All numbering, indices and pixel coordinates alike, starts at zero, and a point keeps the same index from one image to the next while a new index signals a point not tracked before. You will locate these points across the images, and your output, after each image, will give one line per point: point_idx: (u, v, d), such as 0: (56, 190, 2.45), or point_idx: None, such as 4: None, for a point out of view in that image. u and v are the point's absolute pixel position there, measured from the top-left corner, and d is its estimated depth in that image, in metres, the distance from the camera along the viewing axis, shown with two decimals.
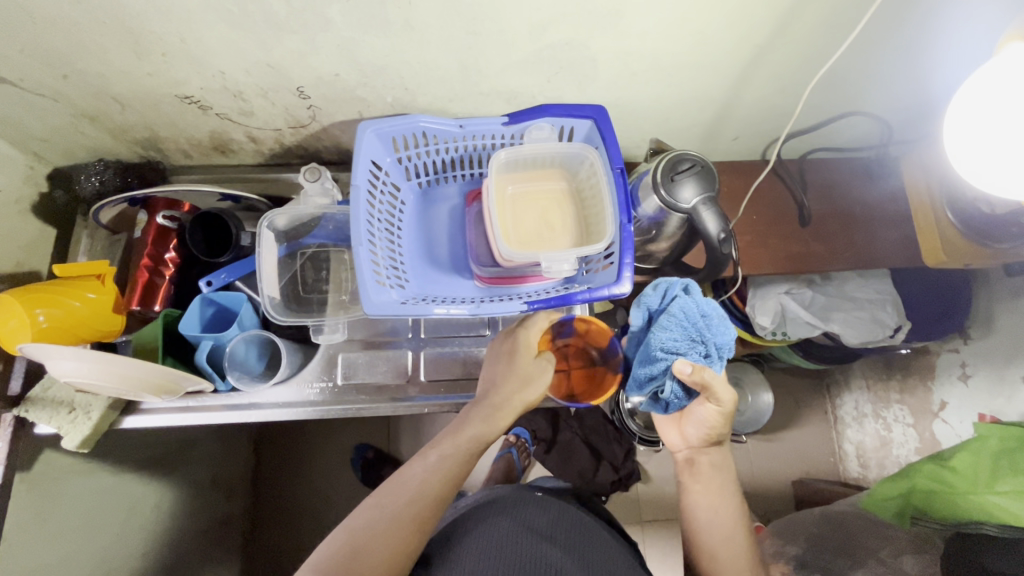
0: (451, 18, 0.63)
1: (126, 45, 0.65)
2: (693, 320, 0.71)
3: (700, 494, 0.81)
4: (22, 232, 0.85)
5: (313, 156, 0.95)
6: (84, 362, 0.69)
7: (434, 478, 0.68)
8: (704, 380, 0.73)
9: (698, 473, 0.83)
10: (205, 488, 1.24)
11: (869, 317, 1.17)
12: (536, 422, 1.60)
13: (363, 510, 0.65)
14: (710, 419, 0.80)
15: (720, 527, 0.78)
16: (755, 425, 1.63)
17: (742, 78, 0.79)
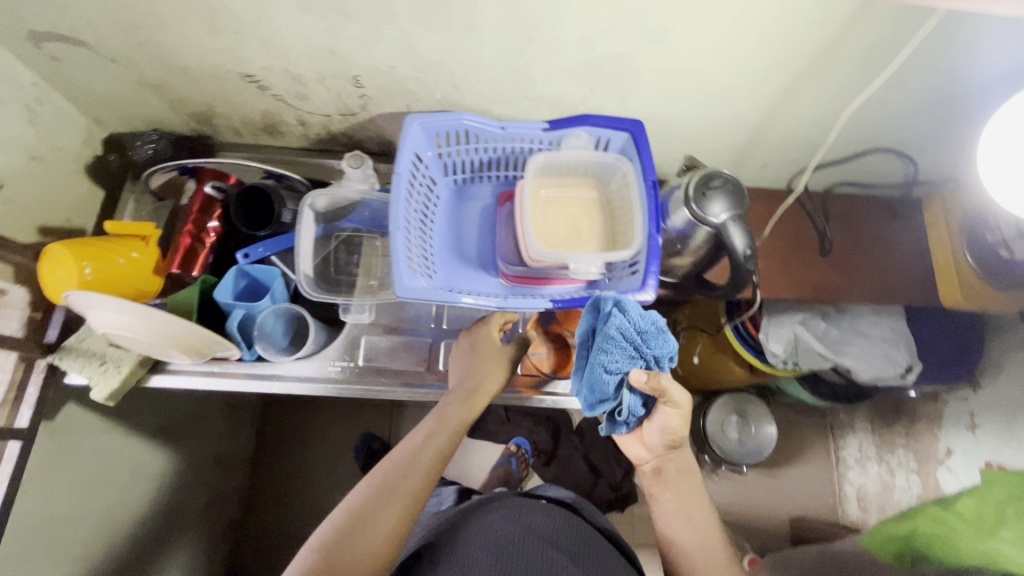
0: (510, 21, 0.67)
1: (202, 19, 0.69)
2: (631, 336, 0.69)
3: (673, 502, 0.84)
4: (73, 190, 0.89)
5: (356, 145, 0.98)
6: (125, 313, 0.73)
7: (423, 462, 0.75)
8: (662, 386, 0.72)
9: (667, 482, 0.85)
10: (207, 465, 1.25)
11: (881, 353, 1.17)
12: (537, 434, 1.64)
13: (361, 492, 0.72)
14: (670, 429, 0.80)
15: (692, 532, 0.82)
16: (756, 458, 1.62)
17: (777, 105, 0.82)
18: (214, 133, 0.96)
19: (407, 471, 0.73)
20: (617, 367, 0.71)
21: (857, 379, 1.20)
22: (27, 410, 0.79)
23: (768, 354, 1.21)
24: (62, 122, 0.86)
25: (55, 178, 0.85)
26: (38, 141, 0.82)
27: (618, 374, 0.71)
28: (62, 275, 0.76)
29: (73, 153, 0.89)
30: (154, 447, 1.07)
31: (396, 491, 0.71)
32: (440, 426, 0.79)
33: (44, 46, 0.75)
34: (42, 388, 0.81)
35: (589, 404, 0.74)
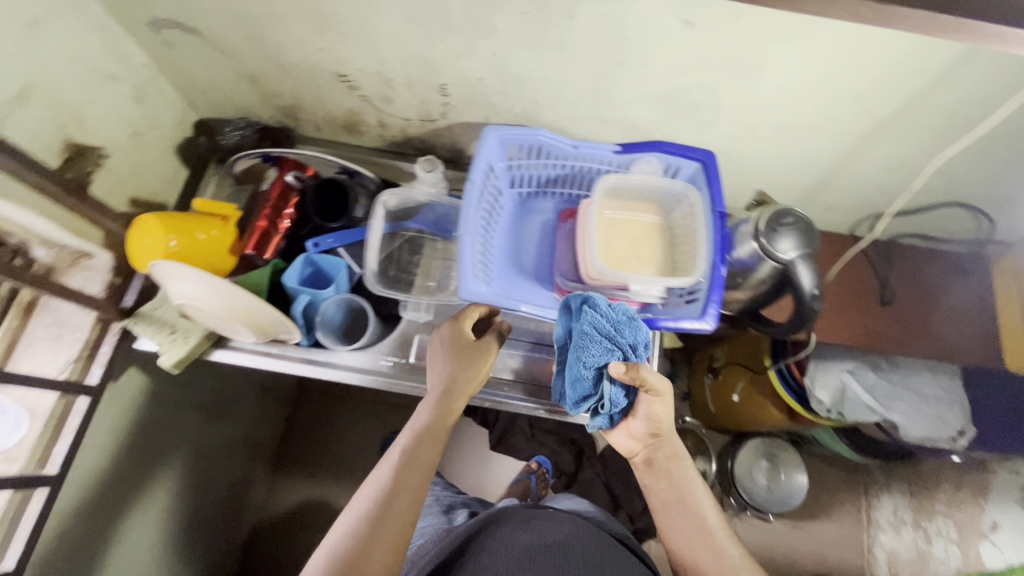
0: (603, 45, 0.69)
1: (312, 20, 0.73)
2: (604, 328, 0.72)
3: (669, 493, 0.78)
4: (163, 166, 0.94)
5: (427, 150, 1.02)
6: (206, 288, 0.77)
7: (409, 483, 0.67)
8: (642, 376, 0.71)
9: (659, 473, 0.80)
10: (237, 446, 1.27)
11: None
12: (561, 455, 1.62)
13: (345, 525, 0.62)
14: (653, 413, 0.76)
15: (688, 521, 0.76)
16: (783, 508, 1.58)
17: (854, 149, 0.82)
18: (295, 125, 1.00)
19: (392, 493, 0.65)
20: (596, 360, 0.72)
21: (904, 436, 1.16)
22: (98, 368, 0.83)
23: (813, 401, 1.18)
24: (162, 102, 0.91)
25: (149, 154, 0.90)
26: (140, 119, 0.87)
27: (598, 368, 0.73)
28: (146, 245, 0.80)
29: (166, 133, 0.94)
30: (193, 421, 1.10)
31: (385, 521, 0.62)
32: (418, 439, 0.71)
33: (161, 32, 0.80)
34: (113, 349, 0.86)
35: (573, 402, 0.76)
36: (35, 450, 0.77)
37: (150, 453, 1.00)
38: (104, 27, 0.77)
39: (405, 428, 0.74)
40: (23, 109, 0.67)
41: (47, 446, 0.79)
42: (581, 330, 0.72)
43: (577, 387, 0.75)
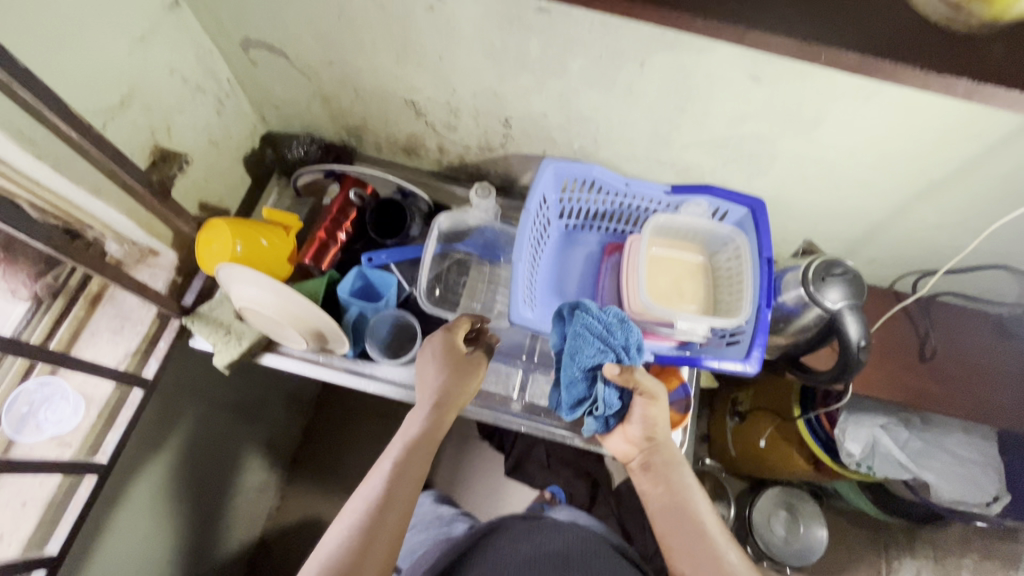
0: (670, 92, 0.73)
1: (394, 51, 0.78)
2: (597, 330, 0.78)
3: (663, 495, 0.77)
4: (231, 174, 0.99)
5: (480, 177, 1.05)
6: (266, 292, 0.80)
7: (400, 500, 0.64)
8: (635, 378, 0.77)
9: (654, 476, 0.79)
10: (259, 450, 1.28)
11: (967, 475, 1.12)
12: (575, 486, 1.56)
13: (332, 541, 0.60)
14: (648, 413, 0.78)
15: (680, 518, 0.74)
16: (801, 562, 1.53)
17: (905, 206, 0.83)
18: (357, 145, 1.05)
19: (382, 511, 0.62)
20: (591, 360, 0.78)
21: (936, 498, 1.13)
22: (154, 363, 0.86)
23: (843, 453, 1.15)
24: (238, 115, 0.97)
25: (221, 162, 0.95)
26: (217, 129, 0.92)
27: (593, 367, 0.78)
28: (217, 248, 0.84)
29: (237, 143, 0.99)
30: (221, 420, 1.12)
31: (374, 541, 0.60)
32: (410, 451, 0.69)
33: (249, 50, 0.85)
34: (170, 345, 0.88)
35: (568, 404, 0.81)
36: (88, 437, 0.80)
37: (183, 449, 1.02)
38: (199, 43, 0.82)
39: (397, 437, 0.72)
40: (123, 113, 0.72)
41: (99, 434, 0.81)
42: (575, 332, 0.78)
43: (573, 389, 0.80)
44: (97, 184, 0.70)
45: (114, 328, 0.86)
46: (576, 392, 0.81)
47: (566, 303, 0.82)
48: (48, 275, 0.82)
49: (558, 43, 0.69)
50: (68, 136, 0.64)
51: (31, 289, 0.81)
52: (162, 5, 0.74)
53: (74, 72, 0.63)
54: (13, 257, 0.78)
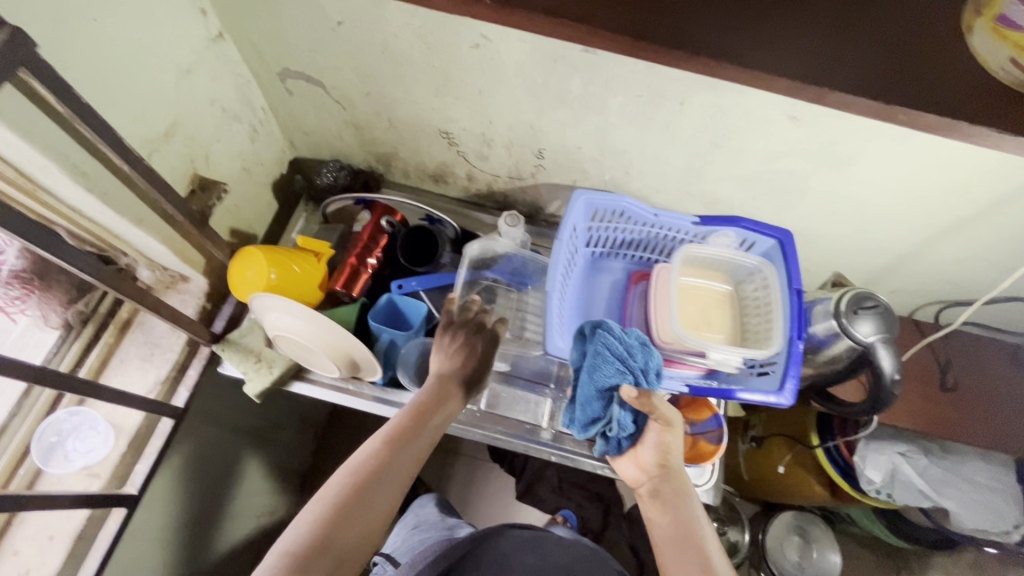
0: (708, 129, 0.74)
1: (434, 84, 0.79)
2: (617, 351, 0.77)
3: (669, 524, 0.73)
4: (260, 200, 0.99)
5: (506, 204, 1.06)
6: (301, 321, 0.80)
7: (412, 450, 0.64)
8: (652, 403, 0.76)
9: (663, 505, 0.76)
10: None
11: (987, 503, 1.12)
12: (585, 509, 1.53)
13: (341, 475, 0.58)
14: (661, 439, 0.78)
15: (685, 549, 0.70)
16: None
17: (931, 240, 0.85)
18: (385, 171, 1.06)
19: (394, 455, 0.62)
20: (609, 380, 0.77)
21: (955, 525, 1.14)
22: (185, 392, 0.85)
23: (862, 480, 1.15)
24: (269, 142, 0.97)
25: (252, 188, 0.95)
26: (250, 156, 0.92)
27: (611, 389, 0.78)
28: (249, 277, 0.84)
29: (268, 169, 0.99)
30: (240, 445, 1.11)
31: (385, 480, 0.59)
32: (429, 403, 0.70)
33: (286, 81, 0.86)
34: (199, 373, 0.88)
35: (582, 424, 0.80)
36: (117, 467, 0.79)
37: None
38: (238, 73, 0.83)
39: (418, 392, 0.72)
40: (167, 143, 0.72)
41: (128, 464, 0.80)
42: (596, 350, 0.78)
43: (590, 409, 0.80)
44: (140, 214, 0.70)
45: (144, 356, 0.85)
46: (592, 410, 0.80)
47: (588, 321, 0.82)
48: (79, 302, 0.82)
49: (600, 81, 0.71)
50: (117, 168, 0.64)
51: (63, 316, 0.80)
52: (206, 38, 0.75)
53: (126, 106, 0.64)
54: (48, 284, 0.77)
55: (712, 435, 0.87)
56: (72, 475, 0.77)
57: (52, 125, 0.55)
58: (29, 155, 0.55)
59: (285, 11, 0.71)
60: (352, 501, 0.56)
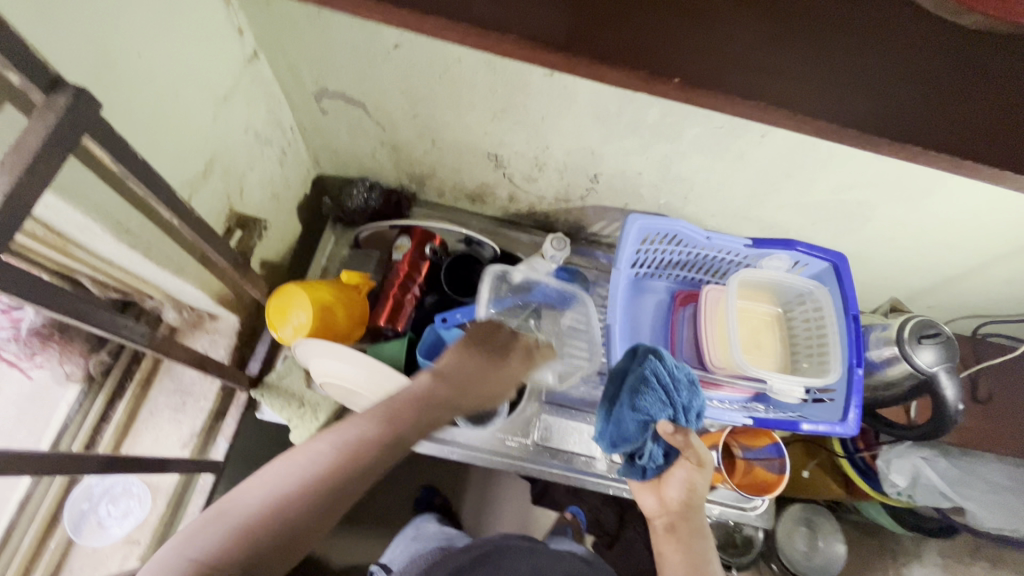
0: (784, 161, 0.71)
1: (493, 109, 0.73)
2: (665, 381, 0.72)
3: (681, 564, 0.67)
4: (286, 225, 0.92)
5: (545, 223, 1.02)
6: (347, 365, 0.74)
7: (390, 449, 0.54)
8: (690, 442, 0.69)
9: (678, 542, 0.70)
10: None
11: (1014, 507, 1.02)
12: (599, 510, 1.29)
13: (289, 471, 0.50)
14: (691, 479, 0.70)
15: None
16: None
17: (986, 264, 0.85)
18: (418, 190, 0.99)
19: (360, 456, 0.52)
20: (648, 410, 0.71)
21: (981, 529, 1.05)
22: (225, 443, 0.79)
23: (885, 482, 1.04)
24: (295, 162, 0.89)
25: (279, 214, 0.88)
26: (278, 181, 0.85)
27: (649, 419, 0.71)
28: (292, 320, 0.78)
29: (294, 191, 0.92)
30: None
31: (344, 486, 0.50)
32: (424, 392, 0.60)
33: (322, 100, 0.78)
34: (238, 420, 0.81)
35: (609, 443, 0.75)
36: (157, 530, 0.73)
37: None
38: (270, 94, 0.75)
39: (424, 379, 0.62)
40: (203, 181, 0.65)
41: (168, 526, 0.74)
42: (643, 377, 0.73)
43: (621, 432, 0.74)
44: (179, 263, 0.63)
45: (174, 406, 0.78)
46: (624, 433, 0.74)
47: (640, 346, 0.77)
48: (101, 351, 0.74)
49: (680, 112, 0.66)
50: (159, 218, 0.58)
51: (83, 368, 0.72)
52: (243, 59, 0.67)
53: (167, 146, 0.57)
54: (68, 336, 0.69)
55: (776, 463, 0.86)
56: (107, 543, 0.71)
57: (98, 181, 0.48)
58: (73, 217, 0.48)
59: (336, 31, 0.63)
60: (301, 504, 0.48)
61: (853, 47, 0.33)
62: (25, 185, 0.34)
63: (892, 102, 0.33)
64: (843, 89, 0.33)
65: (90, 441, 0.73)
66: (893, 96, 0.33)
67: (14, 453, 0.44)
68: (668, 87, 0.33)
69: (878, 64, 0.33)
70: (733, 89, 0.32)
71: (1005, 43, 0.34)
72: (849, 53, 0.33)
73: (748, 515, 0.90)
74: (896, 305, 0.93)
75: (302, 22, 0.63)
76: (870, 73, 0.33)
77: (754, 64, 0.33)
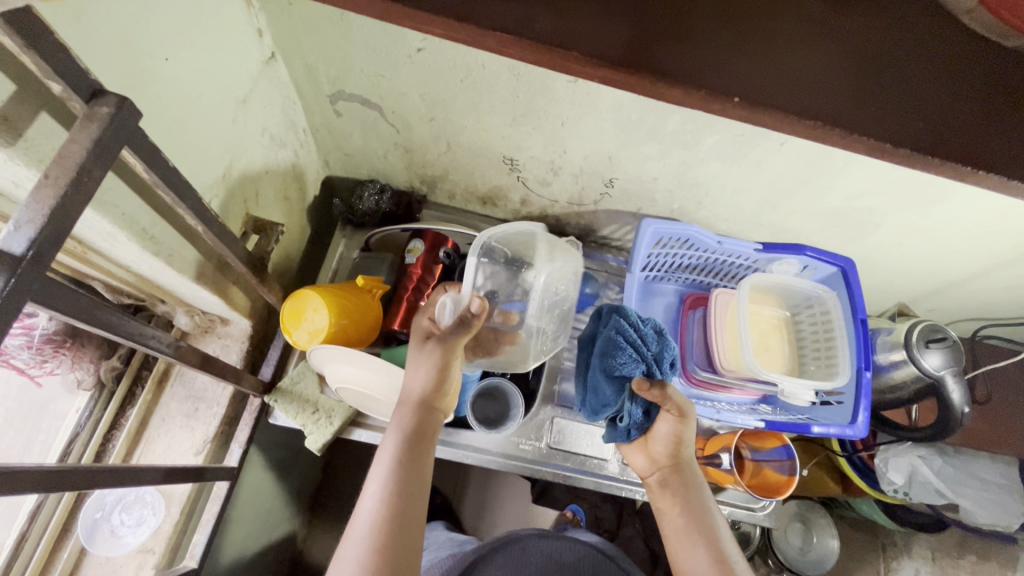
0: (800, 169, 0.72)
1: (513, 113, 0.73)
2: (630, 335, 0.70)
3: (681, 517, 0.64)
4: (295, 227, 0.90)
5: (555, 226, 1.02)
6: (363, 370, 0.72)
7: (429, 443, 0.60)
8: (664, 395, 0.66)
9: (673, 496, 0.67)
10: (293, 500, 1.17)
11: (998, 499, 1.05)
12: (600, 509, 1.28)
13: (377, 484, 0.54)
14: (676, 431, 0.68)
15: (698, 540, 0.62)
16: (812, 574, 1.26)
17: (990, 270, 0.87)
18: (428, 192, 0.98)
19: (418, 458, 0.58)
20: (619, 368, 0.70)
21: (967, 521, 1.07)
22: (239, 449, 0.78)
23: (881, 480, 1.05)
24: (306, 163, 0.88)
25: (290, 216, 0.87)
26: (291, 183, 0.84)
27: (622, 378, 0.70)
28: (308, 324, 0.77)
29: (305, 192, 0.90)
30: (265, 481, 1.03)
31: (419, 478, 0.56)
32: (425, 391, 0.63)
33: (337, 102, 0.77)
34: (251, 426, 0.80)
35: (592, 411, 0.74)
36: (171, 538, 0.72)
37: (238, 521, 0.94)
38: (285, 96, 0.74)
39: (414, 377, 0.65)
40: (221, 185, 0.64)
41: (183, 533, 0.73)
42: (611, 336, 0.71)
43: (598, 396, 0.73)
44: (198, 268, 0.63)
45: (187, 412, 0.77)
46: (602, 399, 0.72)
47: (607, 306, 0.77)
48: (113, 357, 0.73)
49: (702, 120, 0.67)
50: (181, 224, 0.57)
51: (95, 374, 0.71)
52: (261, 61, 0.66)
53: (190, 150, 0.56)
54: (80, 342, 0.68)
55: (787, 465, 0.87)
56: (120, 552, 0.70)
57: (126, 188, 0.47)
58: (100, 225, 0.47)
59: (359, 35, 0.62)
60: (401, 504, 0.53)
61: (901, 69, 0.34)
62: (70, 199, 0.34)
63: (938, 123, 0.34)
64: (892, 109, 0.34)
65: (102, 448, 0.72)
66: (941, 116, 0.34)
67: (46, 467, 0.43)
68: (726, 105, 0.33)
69: (925, 84, 0.34)
70: (786, 109, 0.33)
71: None
72: (898, 77, 0.34)
73: (757, 517, 0.90)
74: (903, 310, 0.95)
75: (325, 24, 0.62)
76: (919, 96, 0.34)
77: (809, 84, 0.33)
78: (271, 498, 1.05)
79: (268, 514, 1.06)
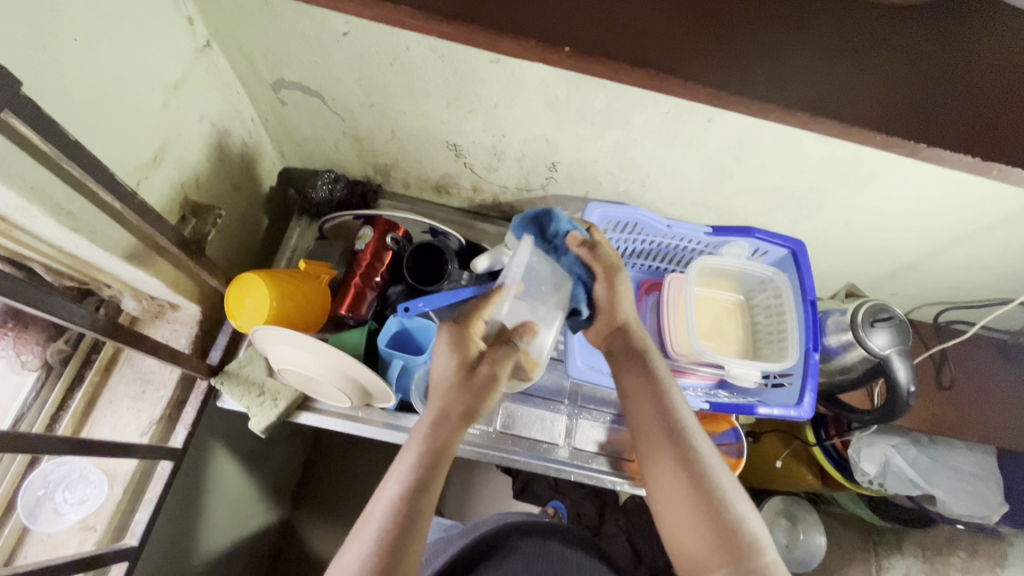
0: (733, 148, 0.73)
1: (446, 97, 0.74)
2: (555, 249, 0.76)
3: (678, 490, 0.61)
4: (247, 216, 0.92)
5: (511, 214, 1.02)
6: (301, 349, 0.74)
7: (442, 465, 0.59)
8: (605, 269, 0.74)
9: (654, 443, 0.64)
10: (269, 495, 1.18)
11: (973, 490, 1.03)
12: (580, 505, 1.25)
13: (378, 515, 0.54)
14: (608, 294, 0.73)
15: (681, 487, 0.61)
16: (800, 570, 1.24)
17: (941, 248, 0.86)
18: (384, 182, 1.00)
19: (426, 485, 0.56)
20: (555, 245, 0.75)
21: (942, 512, 1.05)
22: (183, 431, 0.79)
23: (856, 471, 1.03)
24: (258, 154, 0.90)
25: (240, 204, 0.89)
26: (240, 172, 0.86)
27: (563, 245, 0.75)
28: (249, 307, 0.78)
29: (258, 184, 0.93)
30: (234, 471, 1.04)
31: (418, 512, 0.55)
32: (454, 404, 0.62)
33: (280, 91, 0.79)
34: (198, 409, 0.81)
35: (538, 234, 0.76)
36: (113, 517, 0.73)
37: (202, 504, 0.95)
38: (226, 84, 0.76)
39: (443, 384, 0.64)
40: (153, 168, 0.66)
41: (126, 513, 0.74)
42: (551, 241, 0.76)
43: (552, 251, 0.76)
44: (130, 248, 0.65)
45: (134, 394, 0.79)
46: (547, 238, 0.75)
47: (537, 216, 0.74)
48: (59, 340, 0.75)
49: (626, 98, 0.67)
50: (104, 203, 0.59)
51: (41, 356, 0.73)
52: (194, 48, 0.67)
53: (110, 131, 0.58)
54: (24, 323, 0.71)
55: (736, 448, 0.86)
56: (64, 530, 0.71)
57: (32, 161, 0.49)
58: (9, 198, 0.49)
59: (285, 20, 0.64)
60: (398, 538, 0.53)
61: (739, 19, 0.35)
62: None
63: (776, 71, 0.34)
64: (729, 59, 0.34)
65: (50, 428, 0.74)
66: (783, 62, 0.34)
67: None
68: (561, 58, 0.34)
69: (764, 34, 0.35)
70: (621, 61, 0.33)
71: (883, 20, 0.35)
72: (732, 31, 0.34)
73: None
74: (853, 291, 0.95)
75: (249, 10, 0.63)
76: (753, 48, 0.34)
77: (642, 38, 0.34)
78: (238, 489, 1.05)
79: (240, 506, 1.07)
